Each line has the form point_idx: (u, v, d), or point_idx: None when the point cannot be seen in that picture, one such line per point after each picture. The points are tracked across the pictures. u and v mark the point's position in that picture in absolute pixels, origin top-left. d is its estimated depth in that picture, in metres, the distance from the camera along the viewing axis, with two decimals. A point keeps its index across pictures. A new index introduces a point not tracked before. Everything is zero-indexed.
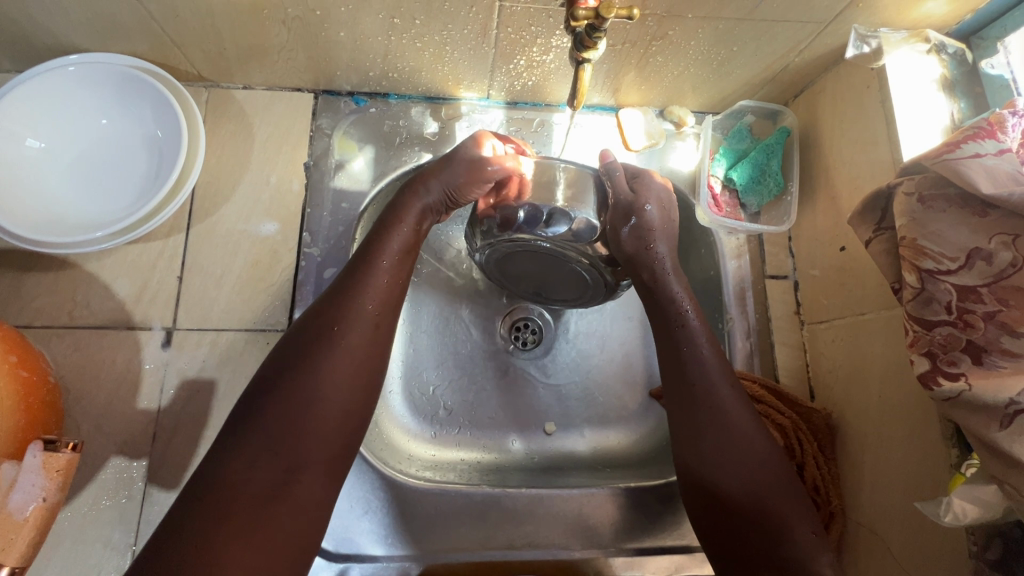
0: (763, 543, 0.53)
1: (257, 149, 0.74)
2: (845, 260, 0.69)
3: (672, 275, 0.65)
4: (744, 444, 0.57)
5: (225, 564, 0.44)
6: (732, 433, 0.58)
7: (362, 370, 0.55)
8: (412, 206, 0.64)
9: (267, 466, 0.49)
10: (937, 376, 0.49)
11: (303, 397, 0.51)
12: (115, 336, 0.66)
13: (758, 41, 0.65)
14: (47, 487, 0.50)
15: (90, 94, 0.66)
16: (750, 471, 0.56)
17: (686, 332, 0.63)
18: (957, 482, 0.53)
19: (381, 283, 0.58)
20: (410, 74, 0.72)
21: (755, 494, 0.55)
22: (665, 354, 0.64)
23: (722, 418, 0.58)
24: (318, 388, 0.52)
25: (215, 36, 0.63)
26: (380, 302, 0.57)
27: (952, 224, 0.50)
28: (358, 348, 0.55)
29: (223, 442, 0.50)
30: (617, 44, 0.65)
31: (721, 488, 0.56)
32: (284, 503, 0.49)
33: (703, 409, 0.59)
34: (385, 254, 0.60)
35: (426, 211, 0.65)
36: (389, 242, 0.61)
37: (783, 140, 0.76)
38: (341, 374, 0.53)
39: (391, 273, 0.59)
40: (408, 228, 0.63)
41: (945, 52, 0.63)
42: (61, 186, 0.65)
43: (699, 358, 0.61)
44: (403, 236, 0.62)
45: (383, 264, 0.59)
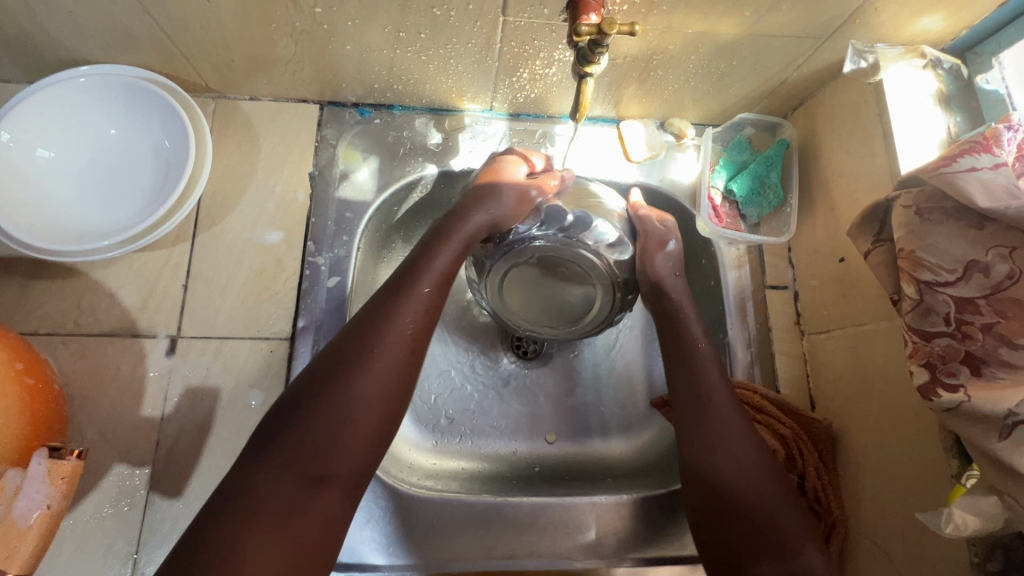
0: (762, 547, 0.54)
1: (263, 160, 0.75)
2: (844, 271, 0.70)
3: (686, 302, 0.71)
4: (744, 451, 0.59)
5: (246, 572, 0.45)
6: (732, 439, 0.60)
7: (396, 392, 0.54)
8: (452, 233, 0.63)
9: (292, 479, 0.49)
10: (936, 387, 0.50)
11: (332, 418, 0.51)
12: (120, 344, 0.67)
13: (757, 56, 0.66)
14: (52, 493, 0.51)
15: (99, 105, 0.67)
16: (749, 475, 0.58)
17: (693, 348, 0.67)
18: (958, 493, 0.54)
19: (421, 304, 0.57)
20: (414, 86, 0.73)
21: (754, 498, 0.57)
22: (672, 366, 0.67)
23: (722, 426, 0.61)
24: (347, 408, 0.51)
25: (223, 48, 0.65)
26: (416, 326, 0.56)
27: (949, 237, 0.51)
28: (394, 371, 0.54)
29: (255, 451, 0.50)
30: (618, 59, 0.66)
31: (720, 492, 0.58)
32: (304, 517, 0.48)
33: (705, 415, 0.62)
34: (425, 279, 0.59)
35: (471, 238, 0.64)
36: (427, 267, 0.60)
37: (783, 152, 0.76)
38: (370, 397, 0.52)
39: (430, 298, 0.58)
40: (448, 254, 0.62)
41: (940, 67, 0.65)
42: (69, 195, 0.66)
43: (703, 370, 0.65)
44: (445, 261, 0.61)
45: (422, 289, 0.58)
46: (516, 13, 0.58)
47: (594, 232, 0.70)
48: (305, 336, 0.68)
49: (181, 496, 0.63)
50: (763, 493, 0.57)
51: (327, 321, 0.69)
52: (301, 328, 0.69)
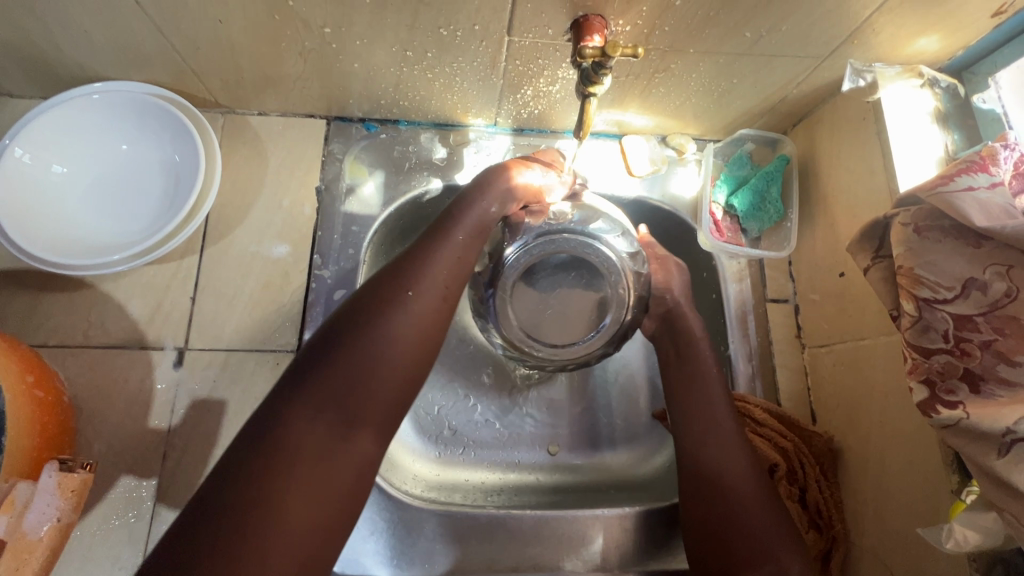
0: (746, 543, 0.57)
1: (270, 174, 0.76)
2: (844, 286, 0.71)
3: (699, 329, 0.71)
4: (737, 457, 0.63)
5: (279, 522, 0.44)
6: (727, 445, 0.64)
7: (428, 337, 0.53)
8: (486, 188, 0.63)
9: (326, 421, 0.48)
10: (935, 404, 0.50)
11: (369, 358, 0.50)
12: (128, 356, 0.68)
13: (757, 74, 0.68)
14: (62, 507, 0.51)
15: (110, 121, 0.68)
16: (739, 477, 0.61)
17: (699, 361, 0.69)
18: (958, 509, 0.54)
19: (452, 254, 0.58)
20: (420, 102, 0.74)
21: (744, 498, 0.60)
22: (675, 376, 0.70)
23: (714, 420, 0.65)
24: (384, 350, 0.50)
25: (233, 66, 0.66)
26: (451, 277, 0.57)
27: (947, 255, 0.52)
28: (427, 314, 0.53)
29: (285, 393, 0.49)
30: (621, 76, 0.67)
31: (710, 493, 0.61)
32: (336, 459, 0.48)
33: (701, 422, 0.66)
34: (459, 234, 0.60)
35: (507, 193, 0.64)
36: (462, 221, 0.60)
37: (783, 167, 0.78)
38: (408, 340, 0.52)
39: (462, 252, 0.59)
40: (482, 209, 0.62)
41: (938, 86, 0.66)
42: (80, 209, 0.67)
43: (705, 381, 0.68)
44: (479, 213, 0.62)
45: (455, 240, 0.59)
46: (521, 33, 0.59)
47: (597, 234, 0.71)
48: None
49: None
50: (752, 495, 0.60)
51: None
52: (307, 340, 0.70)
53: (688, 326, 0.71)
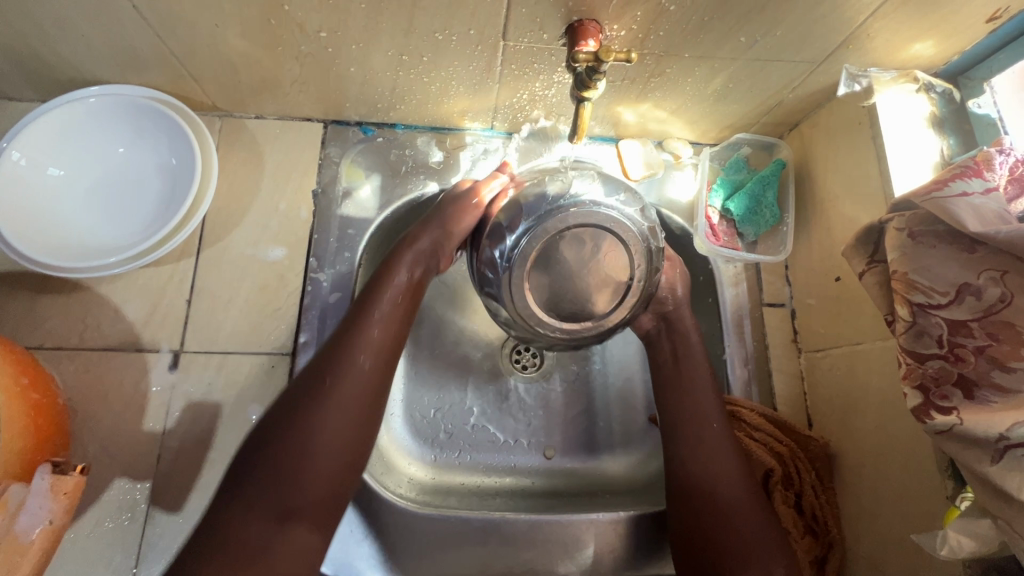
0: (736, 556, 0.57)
1: (267, 177, 0.76)
2: (840, 290, 0.71)
3: (694, 333, 0.71)
4: (729, 465, 0.62)
5: None
6: (716, 453, 0.63)
7: (359, 419, 0.55)
8: (405, 254, 0.65)
9: (259, 517, 0.49)
10: (929, 409, 0.50)
11: (295, 450, 0.51)
12: (124, 358, 0.68)
13: (752, 79, 0.68)
14: (54, 509, 0.51)
15: (107, 123, 0.68)
16: (729, 484, 0.61)
17: (690, 367, 0.69)
18: (952, 515, 0.54)
19: (373, 335, 0.58)
20: (417, 106, 0.74)
21: (731, 507, 0.60)
22: (665, 380, 0.69)
23: (709, 439, 0.64)
24: (314, 440, 0.52)
25: (231, 70, 0.66)
26: (378, 357, 0.58)
27: (941, 260, 0.52)
28: (351, 398, 0.55)
29: (223, 495, 0.51)
30: (617, 81, 0.67)
31: (700, 501, 0.61)
32: (274, 551, 0.49)
33: (690, 430, 0.65)
34: (380, 322, 0.60)
35: (419, 258, 0.65)
36: (384, 295, 0.61)
37: (778, 172, 0.78)
38: (334, 431, 0.54)
39: (385, 327, 0.60)
40: (402, 280, 0.63)
41: (933, 91, 0.66)
42: (76, 212, 0.67)
43: (694, 388, 0.67)
44: (394, 288, 0.62)
45: (377, 314, 0.60)
46: (516, 38, 0.59)
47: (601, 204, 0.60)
48: (307, 351, 0.70)
49: (181, 511, 0.64)
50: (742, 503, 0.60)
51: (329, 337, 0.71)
52: (303, 343, 0.70)
53: (683, 332, 0.70)
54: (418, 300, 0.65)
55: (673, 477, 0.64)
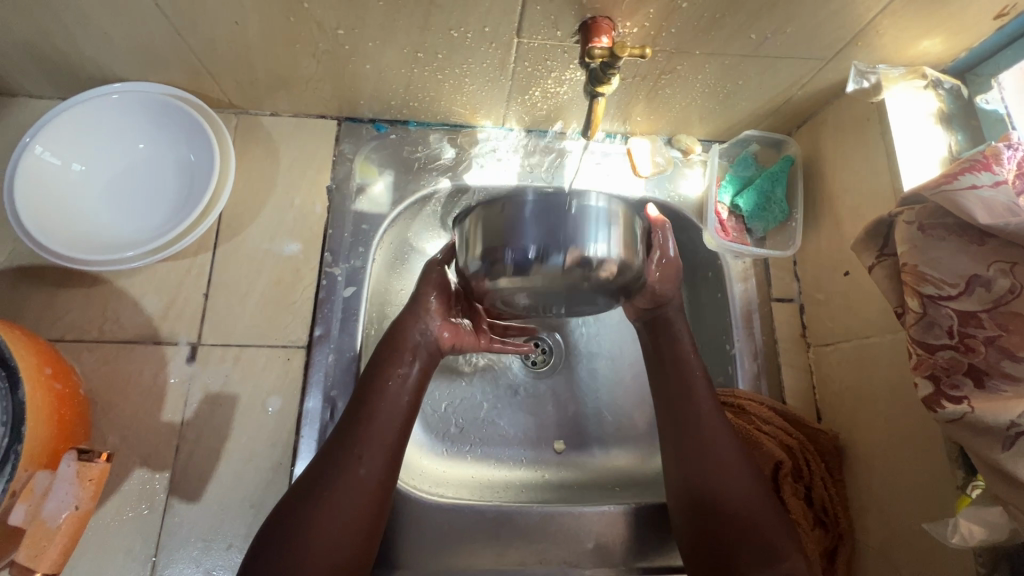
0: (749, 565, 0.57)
1: (282, 173, 0.77)
2: (849, 285, 0.71)
3: (681, 323, 0.71)
4: (732, 469, 0.62)
5: None
6: (719, 457, 0.63)
7: (360, 513, 0.55)
8: (407, 348, 0.64)
9: None
10: (940, 399, 0.51)
11: (299, 551, 0.52)
12: (143, 350, 0.69)
13: (762, 76, 0.69)
14: (81, 495, 0.52)
15: (127, 120, 0.70)
16: (736, 488, 0.61)
17: (686, 368, 0.68)
18: (963, 504, 0.55)
19: (376, 433, 0.58)
20: (430, 103, 0.75)
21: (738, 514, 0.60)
22: (662, 379, 0.70)
23: (713, 444, 0.64)
24: (312, 541, 0.52)
25: (249, 67, 0.67)
26: (381, 460, 0.57)
27: (951, 252, 0.52)
28: (353, 496, 0.55)
29: None
30: (628, 78, 0.68)
31: (708, 508, 0.61)
32: None
33: (693, 433, 0.65)
34: (380, 422, 0.59)
35: (421, 347, 0.65)
36: (386, 394, 0.60)
37: (787, 168, 0.78)
38: (333, 533, 0.53)
39: (388, 427, 0.59)
40: (402, 375, 0.62)
41: (941, 88, 0.67)
42: (97, 206, 0.68)
43: (693, 388, 0.67)
44: (397, 378, 0.62)
45: (379, 411, 0.59)
46: (530, 35, 0.60)
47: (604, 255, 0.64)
48: (322, 344, 0.71)
49: (199, 500, 0.65)
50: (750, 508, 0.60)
51: (343, 330, 0.72)
52: (318, 336, 0.71)
53: (671, 325, 0.71)
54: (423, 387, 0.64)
55: (680, 484, 0.64)
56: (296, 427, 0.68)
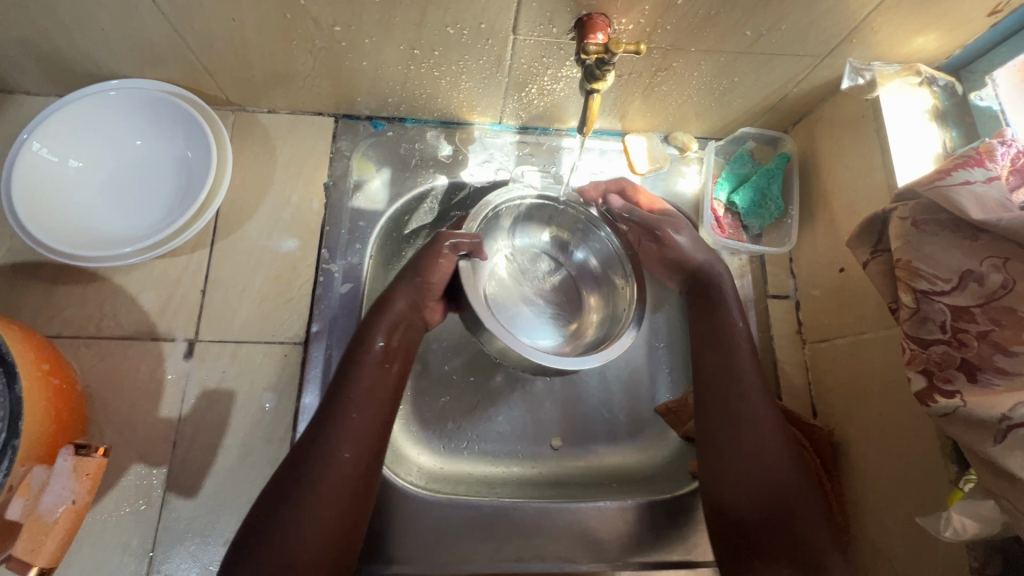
0: (775, 544, 0.56)
1: (279, 170, 0.78)
2: (844, 281, 0.72)
3: (733, 306, 0.72)
4: (772, 450, 0.60)
5: None
6: (757, 435, 0.62)
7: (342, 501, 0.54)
8: (381, 323, 0.63)
9: None
10: (933, 393, 0.51)
11: (287, 534, 0.51)
12: (140, 346, 0.69)
13: (757, 73, 0.69)
14: (78, 489, 0.53)
15: (125, 117, 0.70)
16: (775, 467, 0.59)
17: (729, 349, 0.68)
18: (955, 497, 0.55)
19: (352, 417, 0.57)
20: (427, 100, 0.75)
21: (774, 494, 0.58)
22: (705, 361, 0.68)
23: (759, 420, 0.62)
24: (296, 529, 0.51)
25: (246, 64, 0.68)
26: (356, 441, 0.56)
27: (944, 248, 0.53)
28: (332, 480, 0.54)
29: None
30: (624, 75, 0.68)
31: (745, 488, 0.59)
32: None
33: (731, 412, 0.63)
34: (356, 402, 0.58)
35: (396, 324, 0.64)
36: (361, 375, 0.60)
37: (783, 165, 0.79)
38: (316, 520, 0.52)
39: (363, 408, 0.58)
40: (374, 353, 0.61)
41: (936, 85, 0.67)
42: (94, 203, 0.69)
43: (738, 369, 0.66)
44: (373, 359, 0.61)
45: (354, 395, 0.58)
46: (526, 32, 0.61)
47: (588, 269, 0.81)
48: (318, 341, 0.71)
49: (196, 496, 0.65)
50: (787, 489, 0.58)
51: (339, 327, 0.72)
52: (315, 332, 0.71)
53: (720, 305, 0.72)
54: (401, 365, 0.63)
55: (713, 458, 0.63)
56: (293, 422, 0.68)
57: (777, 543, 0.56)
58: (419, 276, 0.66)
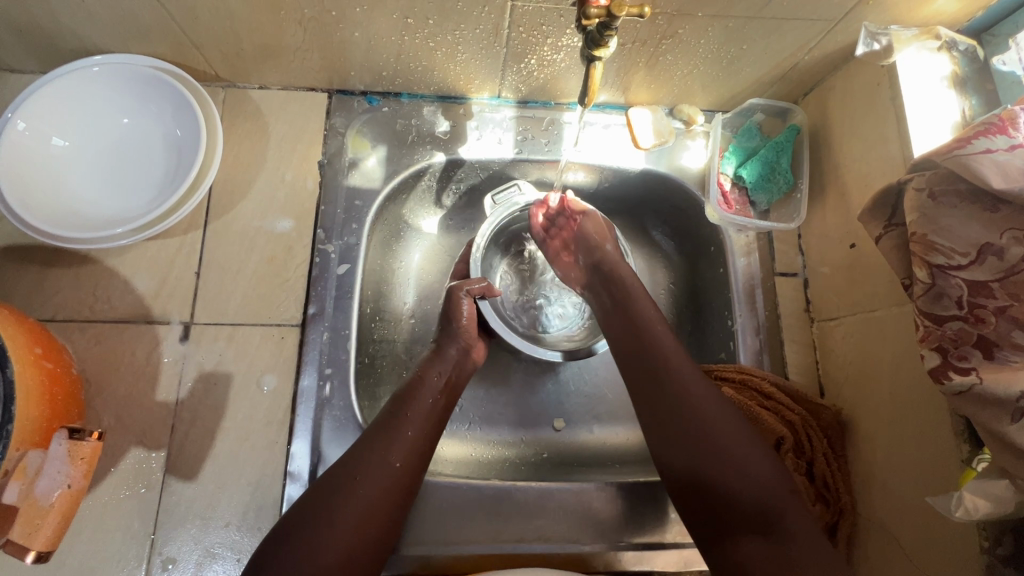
0: (754, 532, 0.52)
1: (272, 148, 0.75)
2: (855, 257, 0.70)
3: (636, 283, 0.69)
4: (688, 375, 0.61)
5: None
6: (696, 416, 0.58)
7: (382, 512, 0.55)
8: (437, 362, 0.67)
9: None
10: (948, 370, 0.50)
11: (319, 535, 0.51)
12: (135, 330, 0.68)
13: (767, 39, 0.66)
14: (74, 473, 0.52)
15: (111, 94, 0.68)
16: (734, 458, 0.55)
17: (646, 328, 0.65)
18: (968, 477, 0.53)
19: (407, 437, 0.59)
20: (423, 74, 0.73)
21: (734, 476, 0.54)
22: (629, 350, 0.65)
23: (688, 383, 0.60)
24: (332, 529, 0.52)
25: (233, 37, 0.65)
26: (402, 465, 0.58)
27: (962, 220, 0.50)
28: (377, 492, 0.55)
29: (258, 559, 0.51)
30: (627, 43, 0.65)
31: (669, 413, 0.60)
32: None
33: (660, 398, 0.61)
34: (413, 421, 0.60)
35: (450, 365, 0.67)
36: (417, 398, 0.62)
37: (793, 137, 0.76)
38: (352, 525, 0.53)
39: (418, 426, 0.60)
40: (435, 382, 0.65)
41: (956, 49, 0.63)
42: (83, 184, 0.67)
43: (656, 351, 0.63)
44: (432, 389, 0.64)
45: (409, 415, 0.61)
46: None
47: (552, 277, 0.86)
48: (317, 323, 0.70)
49: (197, 479, 0.65)
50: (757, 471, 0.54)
51: (336, 308, 0.70)
52: (313, 315, 0.70)
53: (626, 286, 0.69)
54: (452, 404, 0.66)
55: (662, 425, 0.60)
56: (292, 405, 0.68)
57: (759, 528, 0.51)
58: (453, 320, 0.70)
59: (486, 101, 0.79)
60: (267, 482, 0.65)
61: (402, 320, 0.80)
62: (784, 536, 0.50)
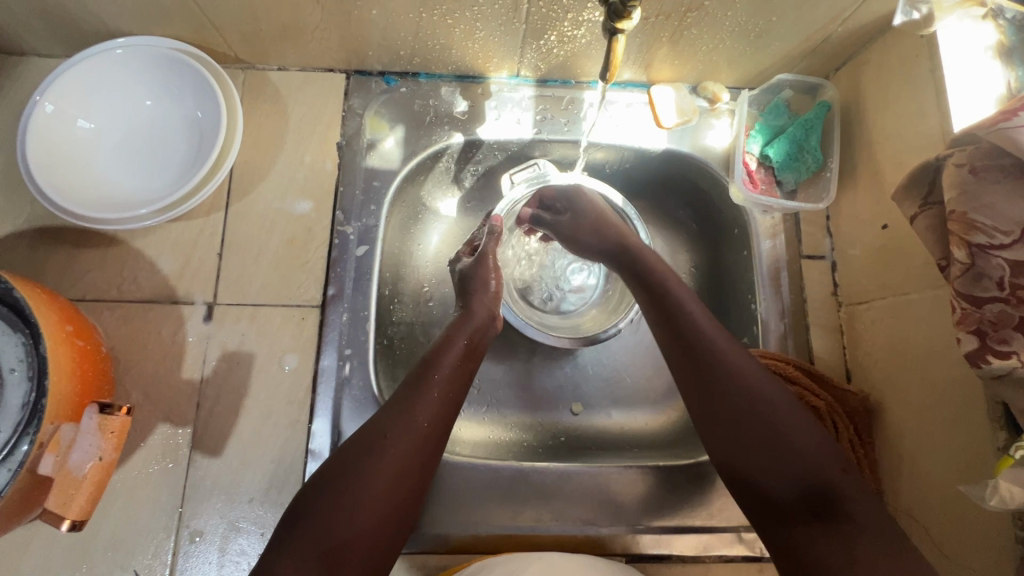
0: (808, 514, 0.51)
1: (291, 130, 0.76)
2: (887, 239, 0.67)
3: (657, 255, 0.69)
4: (728, 356, 0.59)
5: None
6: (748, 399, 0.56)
7: (411, 474, 0.55)
8: (463, 323, 0.67)
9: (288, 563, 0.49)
10: (986, 354, 0.48)
11: (353, 496, 0.52)
12: (161, 310, 0.69)
13: (799, 10, 0.63)
14: (103, 447, 0.54)
15: (134, 77, 0.68)
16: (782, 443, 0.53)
17: (677, 306, 0.63)
18: (1005, 465, 0.50)
19: (433, 397, 0.59)
20: (441, 52, 0.72)
21: (786, 458, 0.53)
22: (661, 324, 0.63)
23: (731, 363, 0.58)
24: (363, 491, 0.52)
25: (252, 17, 0.64)
26: (426, 429, 0.57)
27: (1006, 197, 0.48)
28: (405, 457, 0.55)
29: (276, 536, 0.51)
30: (651, 16, 0.63)
31: (712, 394, 0.58)
32: None
33: (701, 375, 0.59)
34: (439, 383, 0.60)
35: (477, 330, 0.67)
36: (443, 362, 0.62)
37: (823, 114, 0.73)
38: (382, 485, 0.53)
39: (443, 389, 0.60)
40: (460, 346, 0.64)
41: (1003, 17, 0.57)
42: (109, 166, 0.68)
43: (692, 328, 0.61)
44: (456, 350, 0.64)
45: (437, 376, 0.61)
46: None
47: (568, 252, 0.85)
48: (336, 304, 0.70)
49: (221, 455, 0.66)
50: (814, 455, 0.52)
51: (355, 289, 0.71)
52: (331, 296, 0.70)
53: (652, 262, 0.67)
54: (477, 364, 0.66)
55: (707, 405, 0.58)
56: (312, 385, 0.69)
57: (815, 511, 0.50)
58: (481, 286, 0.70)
59: (505, 80, 0.78)
60: (289, 459, 0.67)
61: (419, 302, 0.79)
62: (840, 518, 0.49)
